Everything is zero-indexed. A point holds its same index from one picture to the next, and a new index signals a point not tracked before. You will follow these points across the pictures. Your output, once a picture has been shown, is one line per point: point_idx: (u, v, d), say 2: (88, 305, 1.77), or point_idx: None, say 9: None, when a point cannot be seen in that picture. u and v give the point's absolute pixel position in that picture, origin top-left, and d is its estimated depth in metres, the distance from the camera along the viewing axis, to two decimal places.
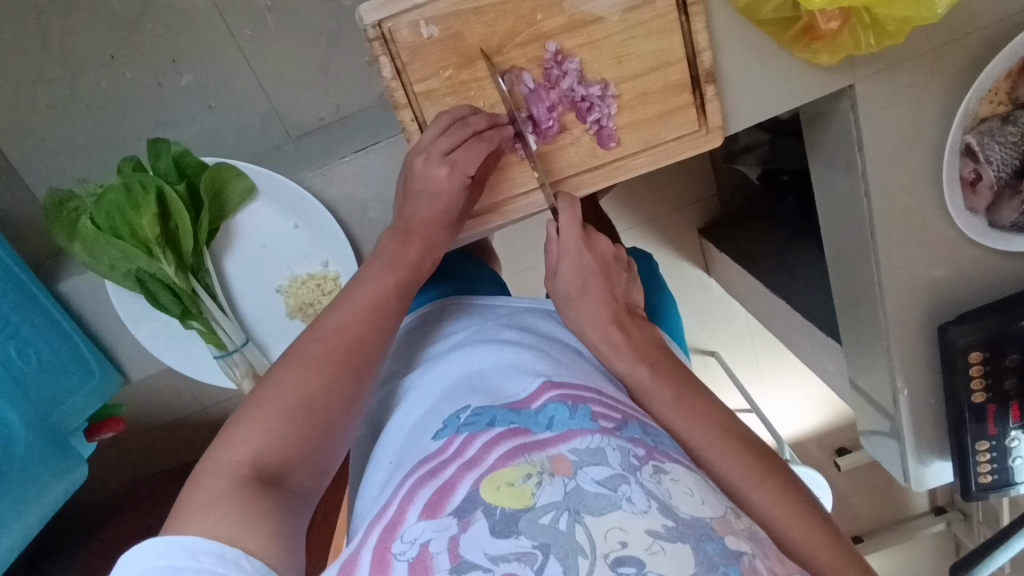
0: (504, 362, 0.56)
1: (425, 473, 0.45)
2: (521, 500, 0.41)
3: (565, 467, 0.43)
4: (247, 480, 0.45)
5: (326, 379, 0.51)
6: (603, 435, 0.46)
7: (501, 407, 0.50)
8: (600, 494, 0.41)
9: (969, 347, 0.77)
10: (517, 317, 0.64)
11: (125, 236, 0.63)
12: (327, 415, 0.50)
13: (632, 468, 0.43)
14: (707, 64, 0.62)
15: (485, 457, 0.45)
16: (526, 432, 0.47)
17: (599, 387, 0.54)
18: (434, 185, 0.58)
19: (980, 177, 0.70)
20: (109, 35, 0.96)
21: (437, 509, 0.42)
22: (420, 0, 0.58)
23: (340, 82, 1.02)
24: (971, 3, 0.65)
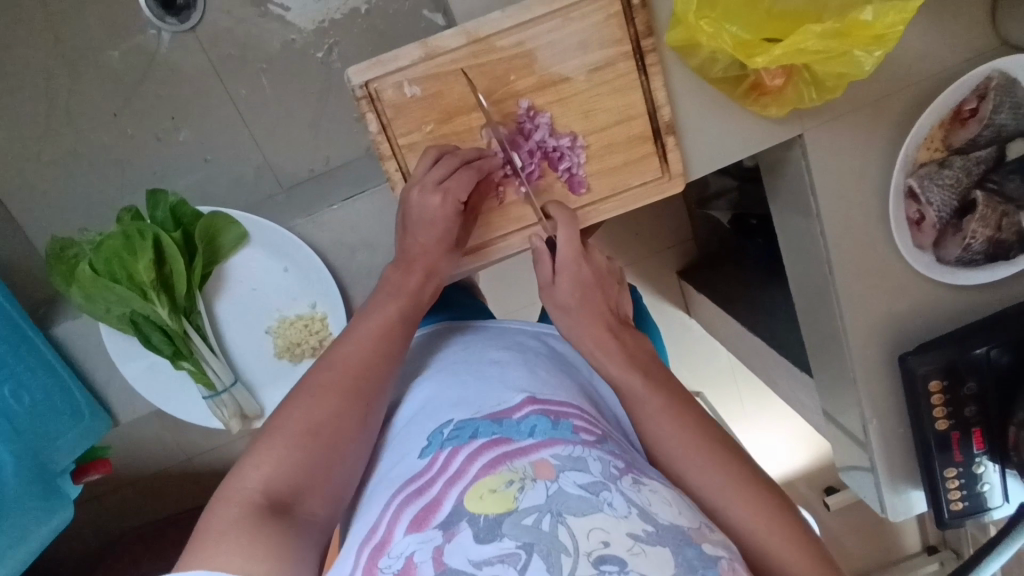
0: (491, 378, 0.60)
1: (411, 491, 0.49)
2: (505, 504, 0.44)
3: (546, 471, 0.47)
4: (256, 507, 0.48)
5: (332, 406, 0.54)
6: (584, 446, 0.50)
7: (483, 418, 0.54)
8: (582, 497, 0.44)
9: (929, 376, 0.80)
10: (505, 336, 0.68)
11: (122, 279, 0.66)
12: (335, 440, 0.54)
13: (613, 478, 0.46)
14: (667, 117, 0.67)
15: (468, 468, 0.49)
16: (508, 441, 0.50)
17: (581, 403, 0.58)
18: (429, 212, 0.62)
19: (924, 217, 0.76)
20: (112, 95, 1.01)
21: (424, 522, 0.46)
22: (403, 64, 0.63)
23: (330, 136, 1.06)
24: (904, 62, 0.72)
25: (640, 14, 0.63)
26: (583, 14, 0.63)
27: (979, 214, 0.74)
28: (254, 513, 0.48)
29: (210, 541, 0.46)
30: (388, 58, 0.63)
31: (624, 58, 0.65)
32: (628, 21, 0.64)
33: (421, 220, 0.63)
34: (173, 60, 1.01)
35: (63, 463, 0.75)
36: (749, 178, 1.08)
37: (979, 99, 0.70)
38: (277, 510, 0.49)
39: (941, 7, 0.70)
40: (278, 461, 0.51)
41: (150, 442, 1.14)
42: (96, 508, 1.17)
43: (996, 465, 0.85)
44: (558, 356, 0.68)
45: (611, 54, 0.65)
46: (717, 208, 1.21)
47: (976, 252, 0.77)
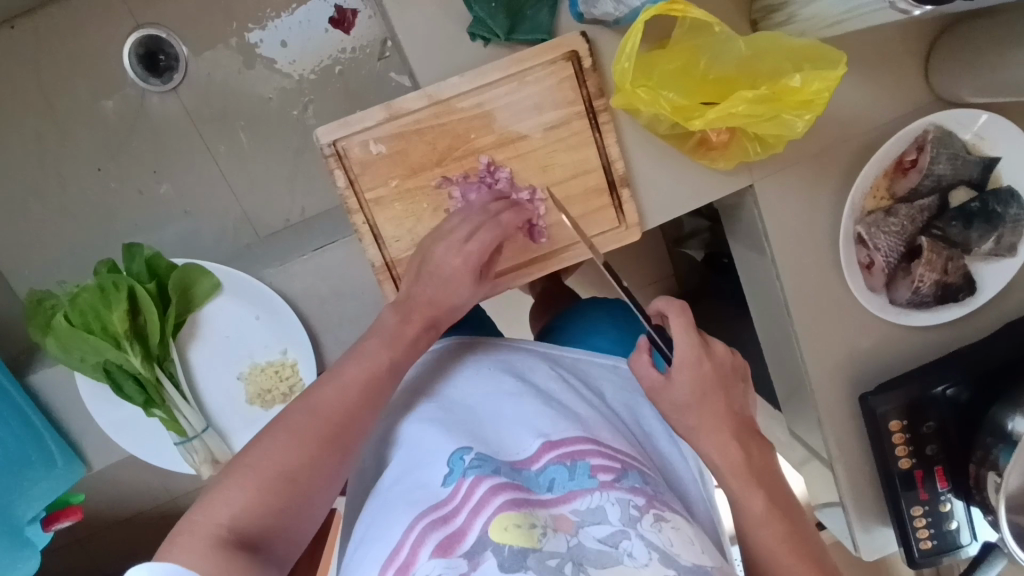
0: (510, 413, 0.62)
1: (436, 519, 0.52)
2: (529, 542, 0.50)
3: (566, 525, 0.53)
4: (226, 542, 0.50)
5: (305, 456, 0.55)
6: (603, 492, 0.54)
7: (503, 461, 0.58)
8: (602, 551, 0.51)
9: (888, 415, 0.82)
10: (516, 360, 0.69)
11: (96, 331, 0.69)
12: (306, 485, 0.55)
13: (632, 521, 0.53)
14: (621, 171, 0.71)
15: (491, 498, 0.53)
16: (528, 489, 0.55)
17: (597, 436, 0.60)
18: (451, 271, 0.64)
19: (874, 261, 0.79)
20: (99, 150, 1.06)
21: (449, 549, 0.50)
22: (368, 125, 0.67)
23: (307, 185, 1.10)
24: (845, 116, 0.77)
25: (591, 78, 0.68)
26: (536, 78, 0.68)
27: (925, 259, 0.77)
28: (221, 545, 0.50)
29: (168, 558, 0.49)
30: (354, 119, 0.67)
31: (578, 117, 0.69)
32: (580, 84, 0.68)
33: (435, 274, 0.65)
34: (158, 116, 1.06)
35: (34, 509, 0.75)
36: (715, 219, 1.14)
37: (918, 151, 0.74)
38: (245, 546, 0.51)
39: (875, 67, 0.75)
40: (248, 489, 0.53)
41: (127, 489, 1.14)
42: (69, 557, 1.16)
43: (961, 501, 0.85)
44: (567, 381, 0.68)
45: (565, 114, 0.69)
46: (691, 249, 1.25)
47: (925, 294, 0.80)
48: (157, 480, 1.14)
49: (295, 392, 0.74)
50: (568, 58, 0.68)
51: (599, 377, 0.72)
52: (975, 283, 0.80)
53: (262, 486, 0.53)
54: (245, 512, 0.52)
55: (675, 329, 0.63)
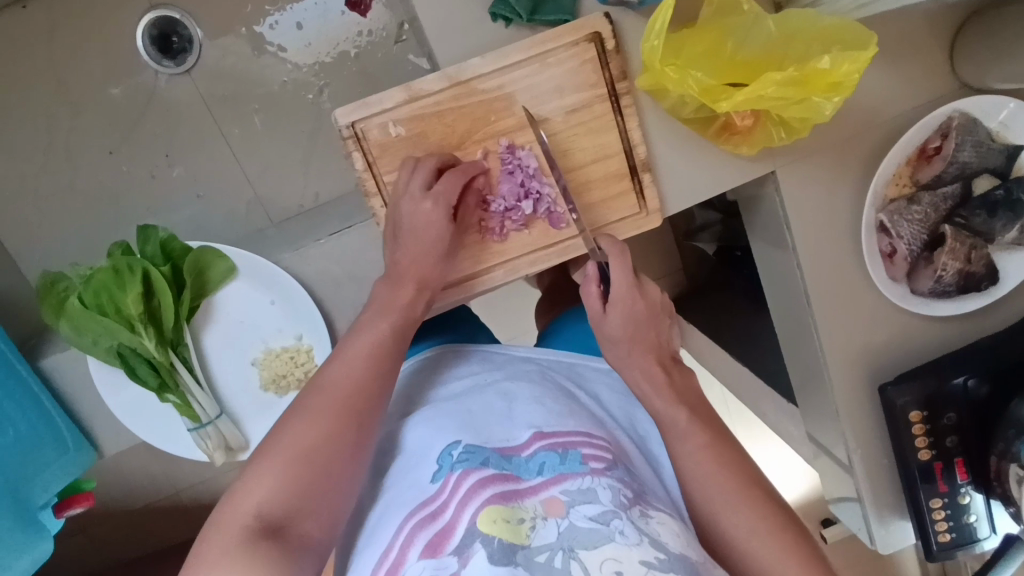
0: (499, 410, 0.62)
1: (425, 516, 0.51)
2: (517, 537, 0.49)
3: (557, 508, 0.51)
4: (255, 532, 0.48)
5: (323, 431, 0.53)
6: (593, 477, 0.53)
7: (492, 451, 0.57)
8: (593, 529, 0.48)
9: (907, 406, 0.81)
10: (507, 365, 0.70)
11: (110, 313, 0.68)
12: (327, 465, 0.52)
13: (623, 507, 0.51)
14: (642, 155, 0.70)
15: (480, 490, 0.52)
16: (517, 478, 0.54)
17: (588, 430, 0.60)
18: (420, 220, 0.63)
19: (895, 250, 0.78)
20: (111, 134, 1.05)
21: (438, 548, 0.49)
22: (387, 106, 0.66)
23: (320, 172, 1.09)
24: (869, 103, 0.76)
25: (614, 60, 0.67)
26: (559, 60, 0.67)
27: (948, 247, 0.76)
28: (249, 537, 0.48)
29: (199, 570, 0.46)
30: (374, 100, 0.66)
31: (599, 100, 0.68)
32: (603, 66, 0.67)
33: (412, 230, 0.63)
34: (170, 100, 1.05)
35: (46, 495, 0.75)
36: (731, 212, 1.12)
37: (942, 138, 0.73)
38: (273, 535, 0.48)
39: (900, 52, 0.74)
40: (273, 478, 0.51)
41: (137, 477, 1.13)
42: (80, 544, 1.16)
43: (980, 494, 0.84)
44: (558, 383, 0.68)
45: (587, 97, 0.68)
46: (703, 240, 1.24)
47: (948, 284, 0.79)
48: (167, 468, 1.13)
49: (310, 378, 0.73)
50: (591, 40, 0.67)
51: (595, 382, 0.72)
52: (997, 273, 0.79)
53: (284, 473, 0.51)
54: (271, 502, 0.50)
55: (614, 267, 0.65)
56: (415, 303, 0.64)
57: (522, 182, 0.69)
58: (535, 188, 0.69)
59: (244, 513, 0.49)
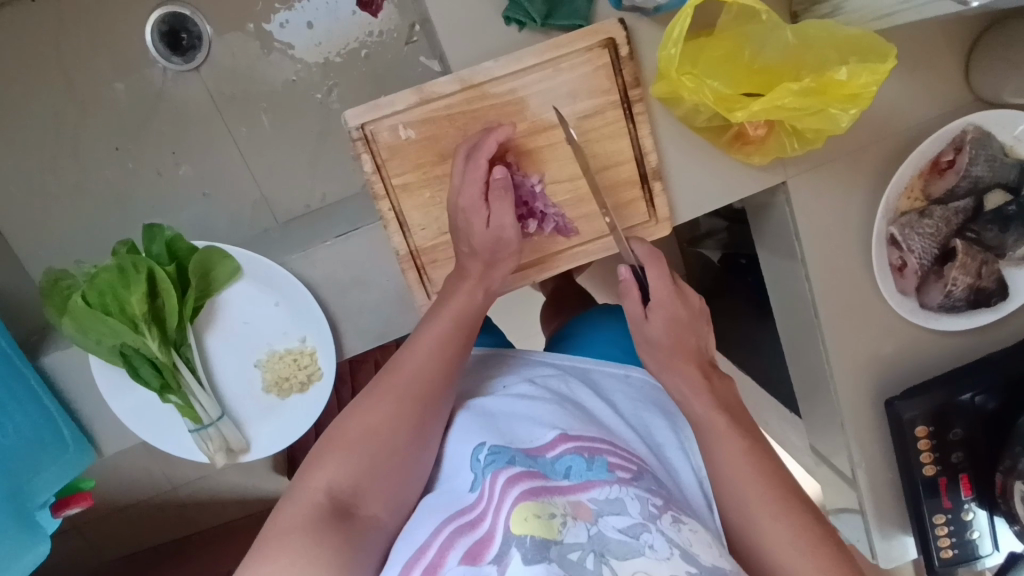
0: (521, 412, 0.62)
1: (463, 525, 0.50)
2: (549, 533, 0.48)
3: (586, 514, 0.50)
4: (324, 508, 0.51)
5: (389, 412, 0.56)
6: (621, 486, 0.53)
7: (518, 450, 0.56)
8: (622, 541, 0.48)
9: (914, 421, 0.80)
10: (526, 369, 0.69)
11: (113, 312, 0.67)
12: (392, 446, 0.55)
13: (652, 517, 0.51)
14: (653, 163, 0.70)
15: (508, 491, 0.51)
16: (545, 477, 0.53)
17: (610, 438, 0.60)
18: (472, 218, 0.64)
19: (906, 263, 0.77)
20: (116, 129, 1.04)
21: (478, 556, 0.48)
22: (398, 108, 0.66)
23: (327, 172, 1.08)
24: (883, 115, 0.75)
25: (627, 66, 0.66)
26: (573, 65, 0.66)
27: (958, 262, 0.76)
28: (318, 515, 0.50)
29: (268, 542, 0.48)
30: (384, 102, 0.65)
31: (612, 107, 0.68)
32: (616, 72, 0.67)
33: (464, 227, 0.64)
34: (176, 96, 1.04)
35: (44, 496, 0.73)
36: (737, 218, 1.11)
37: (955, 152, 0.72)
38: (341, 512, 0.51)
39: (915, 65, 0.74)
40: (344, 461, 0.54)
41: (135, 476, 1.12)
42: (77, 542, 1.15)
43: (984, 510, 0.83)
44: (576, 387, 0.68)
45: (600, 103, 0.68)
46: (707, 248, 1.23)
47: (957, 298, 0.78)
48: (165, 467, 1.13)
49: (313, 380, 0.73)
50: (604, 46, 0.66)
51: (610, 387, 0.71)
52: (1007, 288, 0.78)
53: (354, 458, 0.54)
54: (340, 482, 0.53)
55: (650, 274, 0.65)
56: (474, 293, 0.64)
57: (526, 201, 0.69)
58: (542, 207, 0.70)
59: (314, 491, 0.52)
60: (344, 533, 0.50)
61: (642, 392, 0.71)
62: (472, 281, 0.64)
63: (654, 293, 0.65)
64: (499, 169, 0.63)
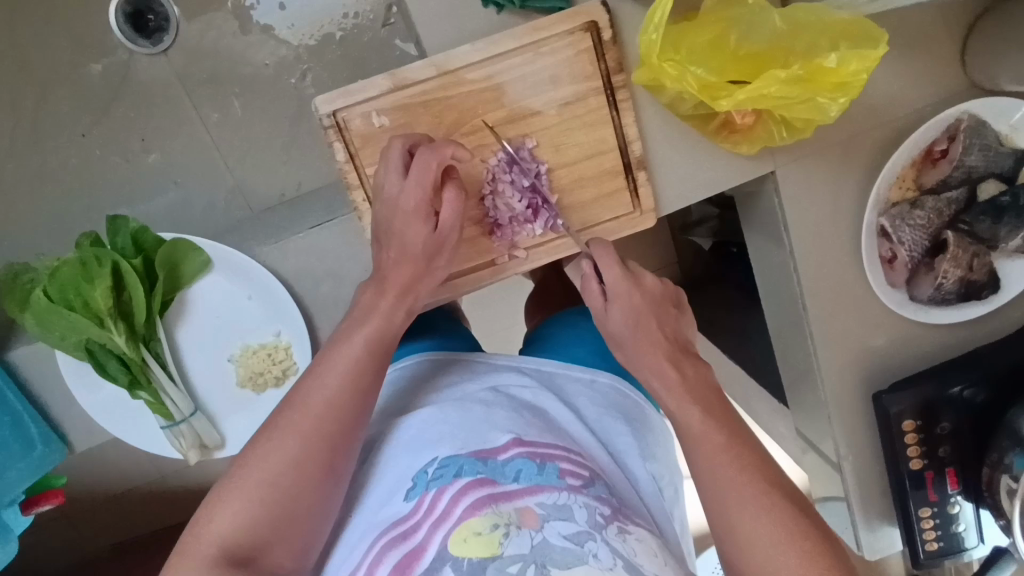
0: (475, 417, 0.60)
1: (396, 536, 0.51)
2: (488, 549, 0.49)
3: (531, 520, 0.50)
4: (218, 563, 0.50)
5: (290, 456, 0.54)
6: (570, 493, 0.53)
7: (467, 456, 0.55)
8: (566, 548, 0.49)
9: (902, 415, 0.79)
10: (489, 372, 0.68)
11: (78, 308, 0.65)
12: (294, 492, 0.53)
13: (598, 526, 0.51)
14: (638, 153, 0.67)
15: (453, 510, 0.51)
16: (493, 483, 0.53)
17: (566, 444, 0.59)
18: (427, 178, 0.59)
19: (896, 255, 0.75)
20: (82, 115, 1.01)
21: (407, 569, 0.49)
22: (371, 95, 0.63)
23: (302, 160, 1.05)
24: (876, 102, 0.73)
25: (610, 51, 0.64)
26: (553, 49, 0.63)
27: (950, 254, 0.74)
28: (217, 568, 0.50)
29: None
30: (356, 88, 0.63)
31: (594, 93, 0.65)
32: (599, 57, 0.64)
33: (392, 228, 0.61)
34: (145, 80, 1.01)
35: (11, 494, 0.71)
36: (727, 204, 1.08)
37: (949, 141, 0.70)
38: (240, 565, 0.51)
39: (908, 50, 0.71)
40: (244, 508, 0.52)
41: (112, 468, 1.11)
42: (57, 534, 1.14)
43: (970, 503, 0.83)
44: (537, 393, 0.66)
45: (582, 89, 0.65)
46: (699, 234, 1.19)
47: (948, 291, 0.77)
48: (146, 456, 1.11)
49: (288, 375, 0.71)
50: (587, 29, 0.63)
51: (575, 393, 0.69)
52: (999, 280, 0.77)
53: (257, 509, 0.53)
54: (244, 535, 0.52)
55: (603, 268, 0.63)
56: (394, 315, 0.61)
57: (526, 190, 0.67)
58: (541, 192, 0.67)
59: (208, 546, 0.51)
60: None
61: (610, 398, 0.69)
62: (388, 301, 0.61)
63: (608, 284, 0.63)
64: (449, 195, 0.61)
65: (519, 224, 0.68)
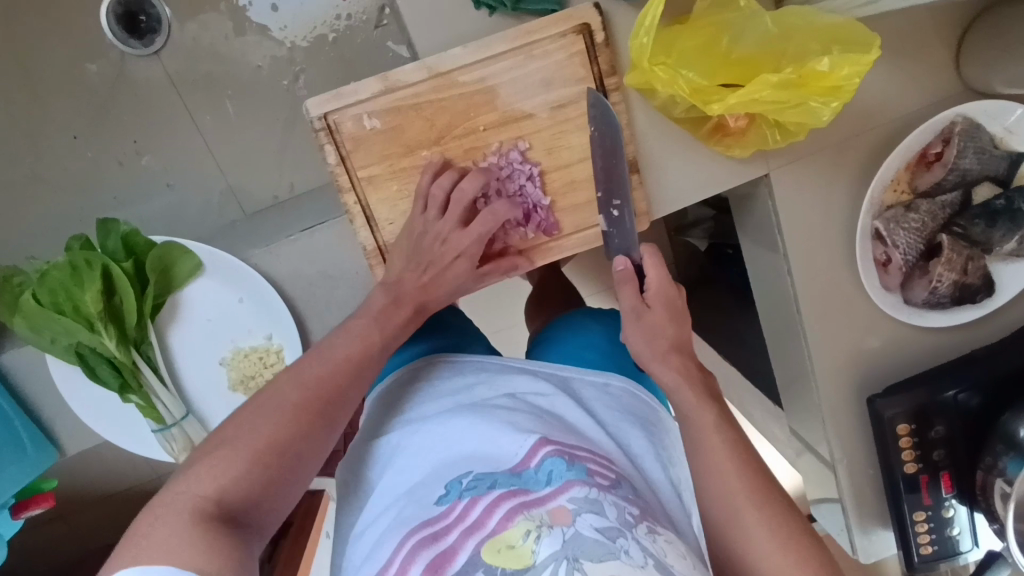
0: (501, 422, 0.60)
1: (426, 536, 0.51)
2: (521, 561, 0.48)
3: (563, 517, 0.50)
4: (209, 514, 0.46)
5: (296, 420, 0.53)
6: (600, 491, 0.52)
7: (502, 470, 0.56)
8: (598, 542, 0.48)
9: (896, 419, 0.79)
10: (507, 378, 0.68)
11: (68, 311, 0.64)
12: (295, 453, 0.52)
13: (629, 525, 0.50)
14: (631, 156, 0.68)
15: (486, 520, 0.51)
16: (526, 491, 0.53)
17: (591, 446, 0.59)
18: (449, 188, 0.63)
19: (890, 259, 0.75)
20: (74, 117, 1.01)
21: (440, 569, 0.49)
22: (362, 97, 0.63)
23: (296, 162, 1.05)
24: (871, 104, 0.72)
25: (602, 53, 0.64)
26: (545, 52, 0.63)
27: (945, 258, 0.73)
28: (202, 518, 0.46)
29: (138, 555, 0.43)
30: (347, 90, 0.62)
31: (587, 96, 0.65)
32: (591, 59, 0.64)
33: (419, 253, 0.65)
34: (138, 82, 1.01)
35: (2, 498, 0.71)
36: (722, 207, 1.10)
37: (943, 144, 0.70)
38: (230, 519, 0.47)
39: (902, 53, 0.71)
40: (234, 465, 0.50)
41: (105, 471, 1.11)
42: (50, 537, 1.14)
43: (965, 507, 0.83)
44: (559, 396, 0.66)
45: (575, 92, 0.65)
46: (694, 236, 1.20)
47: (942, 295, 0.77)
48: (138, 460, 1.11)
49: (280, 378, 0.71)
50: (579, 32, 0.63)
51: (591, 397, 0.68)
52: (994, 284, 0.76)
53: (248, 465, 0.50)
54: (232, 490, 0.48)
55: (648, 270, 0.66)
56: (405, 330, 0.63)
57: (519, 192, 0.67)
58: (533, 197, 0.68)
59: (198, 496, 0.47)
60: (233, 541, 0.46)
61: (629, 401, 0.69)
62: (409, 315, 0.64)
63: (650, 286, 0.66)
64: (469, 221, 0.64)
65: (511, 226, 0.68)
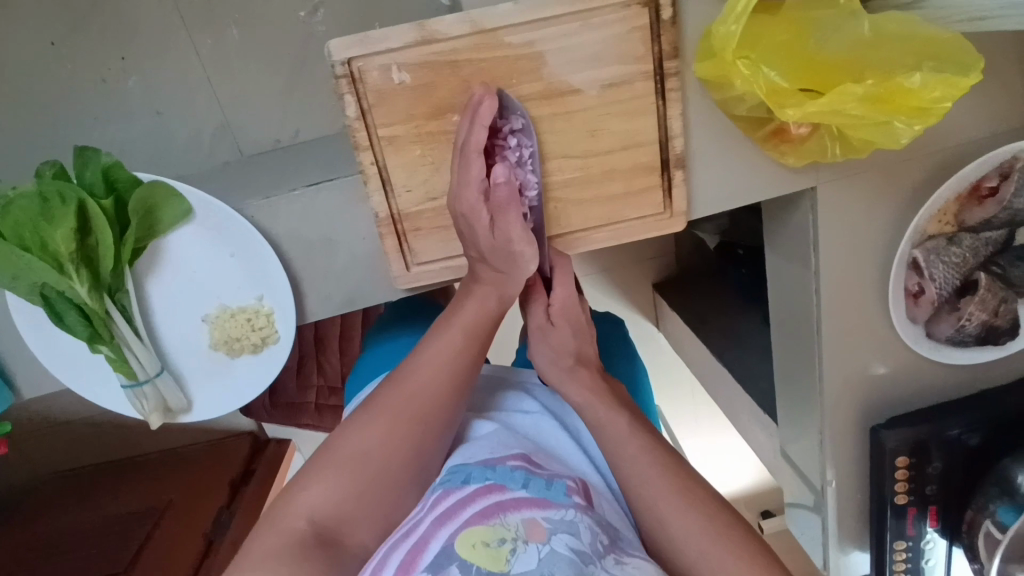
0: (492, 434, 0.59)
1: (398, 539, 0.48)
2: (495, 563, 0.44)
3: (539, 535, 0.46)
4: (305, 535, 0.47)
5: (388, 428, 0.53)
6: (577, 511, 0.49)
7: (477, 466, 0.53)
8: (572, 564, 0.44)
9: (897, 450, 0.77)
10: (508, 398, 0.68)
11: (33, 248, 0.57)
12: (388, 472, 0.52)
13: (598, 554, 0.46)
14: (678, 150, 0.62)
15: (459, 512, 0.48)
16: (502, 489, 0.50)
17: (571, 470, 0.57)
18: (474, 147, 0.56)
19: (923, 290, 0.72)
20: (51, 21, 0.89)
21: (410, 567, 0.45)
22: (393, 45, 0.55)
23: (301, 106, 0.97)
24: (936, 125, 0.67)
25: (668, 33, 0.57)
26: (604, 22, 0.56)
27: (978, 297, 0.71)
28: (298, 539, 0.47)
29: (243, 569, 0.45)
30: (377, 36, 0.55)
31: (642, 78, 0.59)
32: (654, 37, 0.57)
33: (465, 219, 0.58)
34: None
35: None
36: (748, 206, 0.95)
37: (1001, 178, 0.66)
38: (327, 539, 0.48)
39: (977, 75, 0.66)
40: (337, 480, 0.50)
41: None
42: None
43: (944, 540, 0.83)
44: (550, 420, 0.65)
45: (630, 71, 0.58)
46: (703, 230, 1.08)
47: (968, 334, 0.74)
48: None
49: (268, 343, 0.66)
50: (645, 4, 0.56)
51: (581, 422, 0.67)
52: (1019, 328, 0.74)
53: (347, 485, 0.50)
54: (341, 507, 0.50)
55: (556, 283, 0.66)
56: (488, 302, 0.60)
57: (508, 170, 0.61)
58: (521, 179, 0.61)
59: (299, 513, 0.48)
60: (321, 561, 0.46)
61: None
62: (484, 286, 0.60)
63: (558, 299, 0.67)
64: (501, 168, 0.58)
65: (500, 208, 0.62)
